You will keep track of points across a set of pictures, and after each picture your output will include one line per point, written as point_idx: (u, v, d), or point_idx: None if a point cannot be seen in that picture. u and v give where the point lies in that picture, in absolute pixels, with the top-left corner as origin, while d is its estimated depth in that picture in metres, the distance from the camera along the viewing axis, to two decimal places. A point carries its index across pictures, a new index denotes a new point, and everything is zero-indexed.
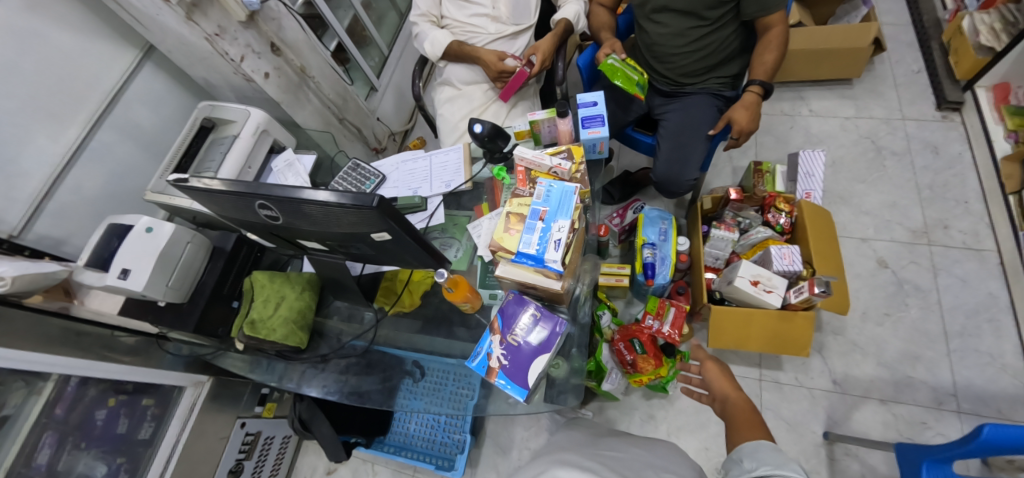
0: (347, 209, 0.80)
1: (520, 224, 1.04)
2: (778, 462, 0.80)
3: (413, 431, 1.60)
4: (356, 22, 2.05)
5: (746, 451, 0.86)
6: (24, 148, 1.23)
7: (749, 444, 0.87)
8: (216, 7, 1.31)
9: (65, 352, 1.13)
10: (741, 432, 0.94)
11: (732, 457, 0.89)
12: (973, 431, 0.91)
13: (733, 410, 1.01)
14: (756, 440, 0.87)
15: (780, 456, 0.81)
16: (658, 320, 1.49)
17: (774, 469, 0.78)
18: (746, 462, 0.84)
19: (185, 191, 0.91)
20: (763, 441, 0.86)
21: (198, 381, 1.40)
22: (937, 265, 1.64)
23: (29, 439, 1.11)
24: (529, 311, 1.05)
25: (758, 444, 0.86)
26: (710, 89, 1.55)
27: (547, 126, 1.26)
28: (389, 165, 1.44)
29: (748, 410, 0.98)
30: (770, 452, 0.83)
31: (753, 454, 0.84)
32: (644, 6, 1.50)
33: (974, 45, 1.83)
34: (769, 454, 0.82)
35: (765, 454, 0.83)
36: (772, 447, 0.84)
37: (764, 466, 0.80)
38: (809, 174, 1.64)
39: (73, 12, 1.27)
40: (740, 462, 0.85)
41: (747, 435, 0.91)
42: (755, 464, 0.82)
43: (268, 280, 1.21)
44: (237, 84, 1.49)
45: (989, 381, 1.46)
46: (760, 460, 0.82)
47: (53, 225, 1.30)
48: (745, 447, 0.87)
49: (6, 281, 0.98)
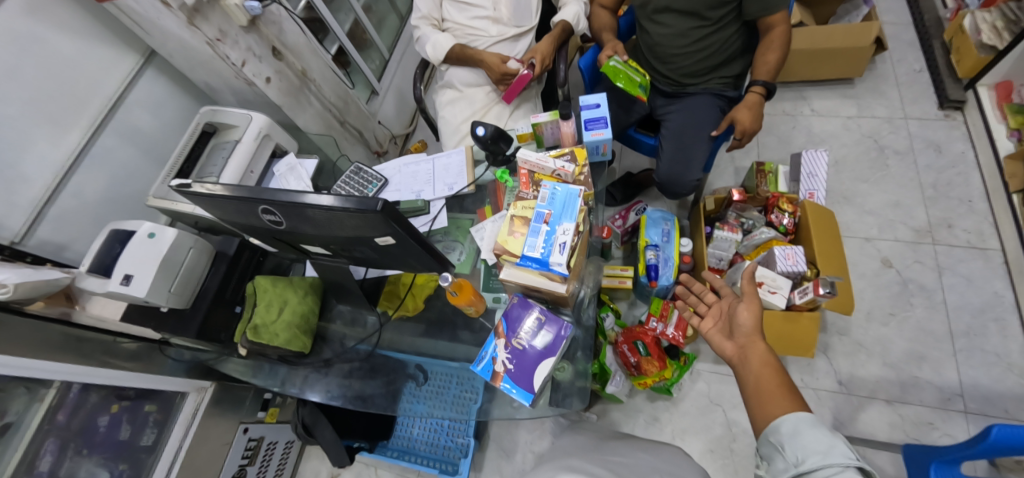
0: (351, 213, 0.80)
1: (525, 227, 1.03)
2: (826, 448, 0.73)
3: (416, 435, 1.59)
4: (357, 25, 2.05)
5: (786, 434, 0.78)
6: (24, 154, 1.22)
7: (785, 421, 0.79)
8: (217, 11, 1.31)
9: (67, 358, 1.12)
10: (768, 401, 0.84)
11: (766, 438, 0.81)
12: (981, 432, 0.90)
13: (755, 367, 0.91)
14: (793, 415, 0.79)
15: (824, 434, 0.75)
16: (662, 322, 1.46)
17: (825, 462, 0.72)
18: (787, 448, 0.77)
19: (187, 196, 0.90)
20: (799, 416, 0.79)
21: (201, 387, 1.40)
22: (941, 265, 1.64)
23: (31, 446, 1.10)
24: (534, 314, 1.04)
25: (795, 421, 0.78)
26: (713, 89, 1.54)
27: (550, 128, 1.26)
28: (392, 168, 1.44)
29: (773, 370, 0.89)
30: (810, 430, 0.76)
31: (793, 436, 0.77)
32: (646, 7, 1.51)
33: (976, 44, 1.83)
34: (810, 435, 0.75)
35: (806, 435, 0.76)
36: (811, 423, 0.77)
37: (813, 458, 0.73)
38: (811, 174, 1.64)
39: (73, 17, 1.27)
40: (779, 448, 0.78)
41: (778, 408, 0.82)
42: (798, 451, 0.75)
43: (270, 285, 1.19)
44: (238, 87, 1.49)
45: (995, 381, 1.45)
46: (804, 446, 0.75)
47: (55, 231, 1.30)
48: (780, 425, 0.79)
49: (8, 288, 0.98)
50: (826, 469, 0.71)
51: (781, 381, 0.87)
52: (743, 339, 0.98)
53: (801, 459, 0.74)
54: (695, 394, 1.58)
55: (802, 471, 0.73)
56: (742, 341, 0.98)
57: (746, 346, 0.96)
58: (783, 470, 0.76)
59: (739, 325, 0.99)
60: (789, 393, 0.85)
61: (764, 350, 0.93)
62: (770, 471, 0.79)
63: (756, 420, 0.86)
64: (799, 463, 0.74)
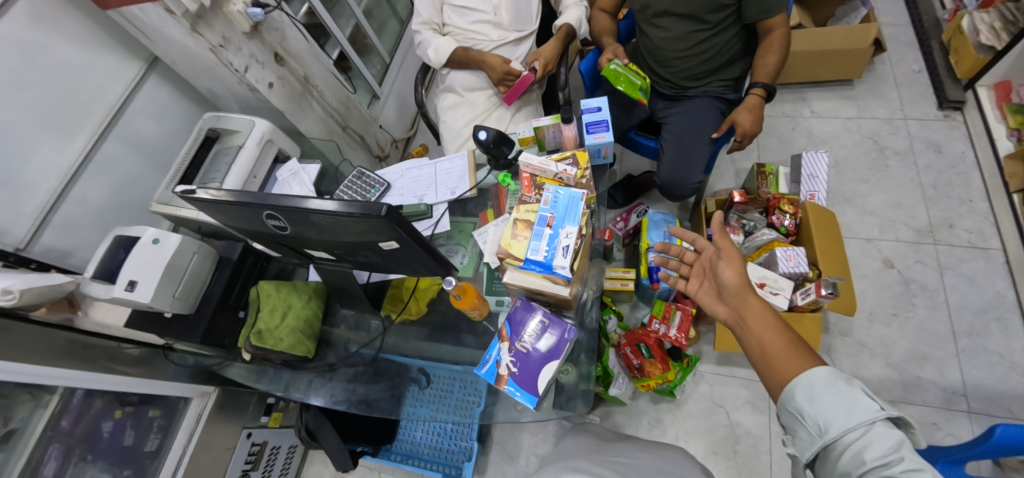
0: (355, 218, 0.80)
1: (528, 230, 1.04)
2: (847, 409, 0.69)
3: (419, 439, 1.59)
4: (358, 30, 2.06)
5: (805, 399, 0.73)
6: (28, 160, 1.23)
7: (801, 386, 0.74)
8: (221, 18, 1.32)
9: (71, 365, 1.12)
10: (779, 366, 0.79)
11: (784, 407, 0.76)
12: (985, 432, 0.91)
13: (756, 330, 0.85)
14: (807, 376, 0.74)
15: (842, 391, 0.70)
16: (665, 324, 1.46)
17: (851, 425, 0.67)
18: (807, 416, 0.72)
19: (192, 202, 0.91)
20: (813, 375, 0.73)
21: (204, 392, 1.40)
22: (943, 265, 1.64)
23: (35, 453, 1.10)
24: (537, 317, 1.04)
25: (809, 383, 0.73)
26: (713, 92, 1.55)
27: (552, 132, 1.27)
28: (395, 172, 1.44)
29: (775, 327, 0.83)
30: (827, 390, 0.71)
31: (810, 400, 0.72)
32: (645, 10, 1.50)
33: (974, 45, 1.84)
34: (828, 395, 0.71)
35: (824, 396, 0.71)
36: (825, 382, 0.72)
37: (837, 424, 0.68)
38: (812, 176, 1.64)
39: (77, 25, 1.28)
40: (798, 417, 0.73)
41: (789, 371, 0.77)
42: (820, 417, 0.70)
43: (274, 290, 1.20)
44: (241, 93, 1.50)
45: (998, 381, 1.45)
46: (825, 410, 0.70)
47: (59, 238, 1.30)
48: (795, 391, 0.74)
49: (13, 295, 0.98)
50: (854, 433, 0.67)
51: (787, 339, 0.81)
52: (736, 300, 0.91)
53: (825, 427, 0.69)
54: (698, 396, 1.58)
55: (830, 440, 0.68)
56: (733, 301, 0.92)
57: (740, 306, 0.90)
58: (809, 441, 0.71)
59: (725, 285, 0.93)
60: (799, 351, 0.79)
61: (758, 306, 0.87)
62: (794, 442, 0.74)
63: (771, 388, 0.80)
64: (823, 431, 0.70)
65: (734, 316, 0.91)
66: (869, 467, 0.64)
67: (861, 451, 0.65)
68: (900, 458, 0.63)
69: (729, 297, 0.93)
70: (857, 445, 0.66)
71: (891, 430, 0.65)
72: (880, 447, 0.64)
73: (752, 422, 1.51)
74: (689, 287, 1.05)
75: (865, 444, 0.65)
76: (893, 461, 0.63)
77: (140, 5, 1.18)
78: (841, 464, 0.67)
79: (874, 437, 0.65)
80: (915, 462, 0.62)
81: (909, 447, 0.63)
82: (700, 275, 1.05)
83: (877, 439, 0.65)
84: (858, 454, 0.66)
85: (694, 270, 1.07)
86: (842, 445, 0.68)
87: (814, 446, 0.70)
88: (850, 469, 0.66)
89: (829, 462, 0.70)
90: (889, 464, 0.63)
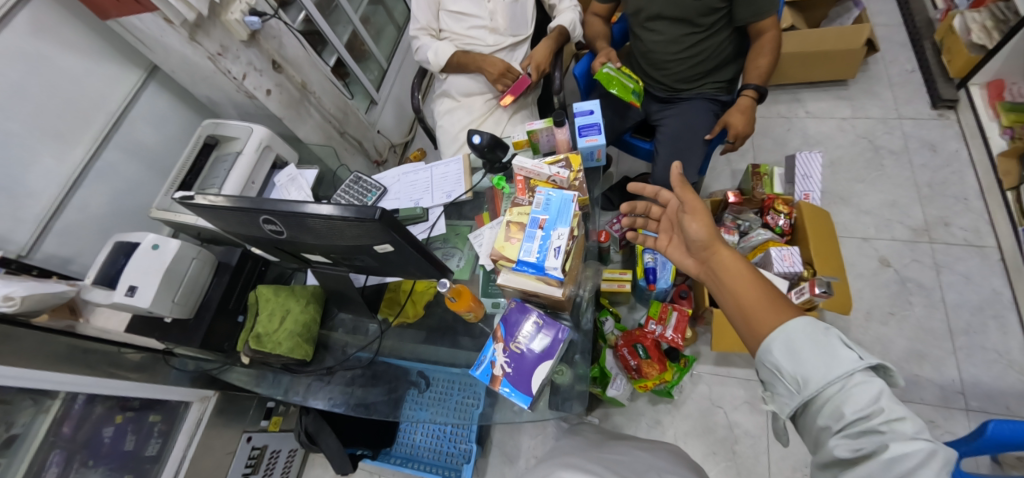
0: (350, 222, 0.81)
1: (521, 232, 1.05)
2: (826, 362, 0.68)
3: (419, 442, 1.60)
4: (356, 37, 2.08)
5: (781, 349, 0.72)
6: (30, 169, 1.25)
7: (777, 341, 0.73)
8: (218, 27, 1.34)
9: (72, 370, 1.14)
10: (754, 315, 0.80)
11: (762, 363, 0.75)
12: (979, 428, 0.91)
13: (729, 282, 0.86)
14: (783, 330, 0.73)
15: (819, 343, 0.70)
16: (661, 325, 1.48)
17: (830, 379, 0.67)
18: (786, 372, 0.71)
19: (190, 208, 0.92)
20: (790, 329, 0.73)
21: (204, 396, 1.41)
22: (939, 263, 1.64)
23: (36, 458, 1.11)
24: (532, 318, 1.06)
25: (786, 338, 0.73)
26: (706, 93, 1.56)
27: (545, 135, 1.28)
28: (391, 177, 1.46)
29: (746, 276, 0.84)
30: (804, 344, 0.70)
31: (788, 355, 0.72)
32: (638, 14, 1.52)
33: (966, 44, 1.85)
34: (806, 349, 0.70)
35: (801, 350, 0.70)
36: (803, 336, 0.71)
37: (816, 379, 0.68)
38: (806, 176, 1.66)
39: (78, 36, 1.31)
40: (777, 373, 0.72)
41: (764, 321, 0.78)
42: (798, 373, 0.70)
43: (273, 294, 1.22)
44: (239, 101, 1.52)
45: (996, 378, 1.45)
46: (803, 364, 0.70)
47: (60, 245, 1.32)
48: (773, 347, 0.73)
49: (15, 301, 1.00)
50: (834, 387, 0.67)
51: (759, 288, 0.82)
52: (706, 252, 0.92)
53: (804, 383, 0.69)
54: (696, 397, 1.59)
55: (809, 394, 0.68)
56: (703, 254, 0.93)
57: (710, 258, 0.91)
58: (788, 397, 0.71)
59: (692, 240, 0.94)
60: (772, 298, 0.79)
61: (729, 258, 0.88)
62: (774, 398, 0.74)
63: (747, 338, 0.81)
64: (802, 387, 0.69)
65: (706, 269, 0.93)
66: (849, 420, 0.64)
67: (841, 405, 0.66)
68: (879, 410, 0.63)
69: (698, 250, 0.94)
70: (837, 398, 0.66)
71: (870, 380, 0.65)
72: (859, 400, 0.64)
73: (750, 422, 1.52)
74: (659, 244, 1.06)
75: (845, 397, 0.65)
76: (873, 413, 0.63)
77: (139, 15, 1.20)
78: (820, 417, 0.68)
79: (853, 389, 0.65)
80: (893, 411, 0.63)
81: (887, 397, 0.64)
82: (670, 231, 1.05)
83: (856, 392, 0.65)
84: (837, 408, 0.66)
85: (663, 225, 1.08)
86: (822, 399, 0.68)
87: (794, 402, 0.70)
88: (830, 423, 0.66)
89: (809, 414, 0.70)
90: (868, 416, 0.64)
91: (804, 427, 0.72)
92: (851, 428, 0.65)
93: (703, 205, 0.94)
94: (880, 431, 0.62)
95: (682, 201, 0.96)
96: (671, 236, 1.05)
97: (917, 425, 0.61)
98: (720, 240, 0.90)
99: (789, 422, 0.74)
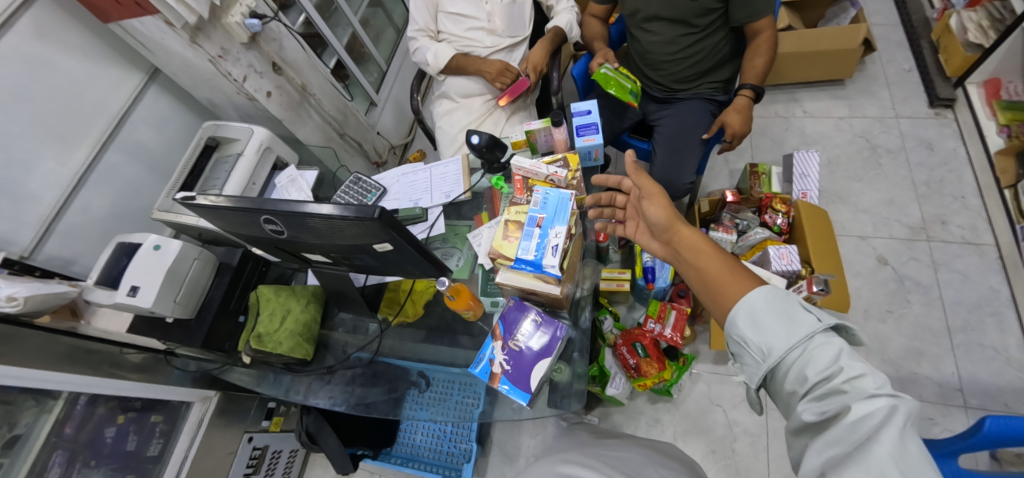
0: (350, 222, 0.82)
1: (519, 231, 1.06)
2: (787, 327, 0.70)
3: (419, 442, 1.61)
4: (355, 39, 2.10)
5: (745, 321, 0.74)
6: (33, 172, 1.26)
7: (741, 313, 0.75)
8: (219, 29, 1.35)
9: (75, 370, 1.14)
10: (720, 291, 0.81)
11: (729, 336, 0.76)
12: (975, 424, 0.90)
13: (692, 260, 0.88)
14: (745, 302, 0.75)
15: (780, 310, 0.71)
16: (660, 324, 1.48)
17: (792, 344, 0.69)
18: (751, 342, 0.73)
19: (192, 208, 0.93)
20: (751, 300, 0.74)
21: (206, 396, 1.42)
22: (937, 261, 1.65)
23: (39, 458, 1.12)
24: (530, 316, 1.07)
25: (748, 309, 0.74)
26: (703, 94, 1.57)
27: (543, 135, 1.30)
28: (390, 178, 1.47)
29: (708, 253, 0.86)
30: (765, 312, 0.72)
31: (752, 325, 0.73)
32: (635, 15, 1.53)
33: (963, 43, 1.86)
34: (767, 318, 0.72)
35: (763, 319, 0.72)
36: (764, 304, 0.73)
37: (779, 346, 0.69)
38: (804, 175, 1.68)
39: (80, 39, 1.32)
40: (743, 345, 0.74)
41: (729, 295, 0.79)
42: (762, 341, 0.71)
43: (274, 294, 1.23)
44: (240, 103, 1.53)
45: (994, 375, 1.45)
46: (765, 332, 0.71)
47: (63, 246, 1.33)
48: (736, 319, 0.75)
49: (18, 301, 1.01)
50: (796, 351, 0.68)
51: (721, 261, 0.84)
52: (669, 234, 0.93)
53: (768, 351, 0.70)
54: (696, 395, 1.59)
55: (773, 362, 0.69)
56: (665, 236, 0.94)
57: (673, 240, 0.92)
58: (755, 366, 0.73)
59: (654, 223, 0.95)
60: (733, 271, 0.81)
61: (689, 237, 0.89)
62: (743, 369, 0.75)
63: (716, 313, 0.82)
64: (767, 355, 0.71)
65: (671, 250, 0.94)
66: (813, 383, 0.66)
67: (804, 369, 0.67)
68: (839, 369, 0.64)
69: (661, 232, 0.95)
70: (800, 362, 0.68)
71: (830, 340, 0.67)
72: (821, 361, 0.66)
73: (749, 420, 1.52)
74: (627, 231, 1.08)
75: (807, 360, 0.67)
76: (834, 372, 0.65)
77: (140, 18, 1.22)
78: (787, 383, 0.69)
79: (815, 351, 0.67)
80: (853, 369, 0.64)
81: (846, 355, 0.65)
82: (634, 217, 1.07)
83: (817, 354, 0.67)
84: (801, 372, 0.67)
85: (627, 212, 1.09)
86: (787, 365, 0.69)
87: (761, 371, 0.72)
88: (797, 387, 0.68)
89: (777, 381, 0.72)
90: (830, 375, 0.65)
91: (774, 394, 0.73)
92: (815, 390, 0.66)
93: (660, 188, 0.95)
94: (842, 390, 0.63)
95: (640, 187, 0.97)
96: (636, 222, 1.06)
97: (878, 380, 0.62)
98: (679, 220, 0.91)
99: (760, 391, 0.75)
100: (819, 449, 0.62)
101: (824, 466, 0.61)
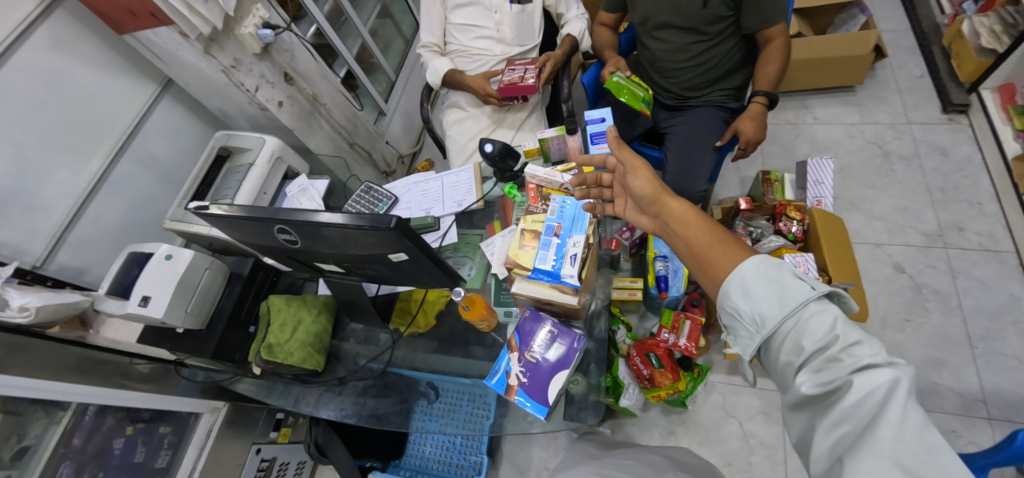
0: (364, 231, 0.81)
1: (535, 240, 1.06)
2: (779, 296, 0.68)
3: (429, 454, 1.57)
4: (365, 50, 2.11)
5: (738, 291, 0.72)
6: (45, 182, 1.26)
7: (733, 284, 0.73)
8: (232, 40, 1.36)
9: (85, 381, 1.13)
10: (714, 264, 0.78)
11: (722, 307, 0.75)
12: (1006, 439, 0.91)
13: (681, 232, 0.86)
14: (736, 273, 0.73)
15: (771, 280, 0.69)
16: (674, 333, 1.47)
17: (785, 313, 0.67)
18: (744, 313, 0.71)
19: (205, 218, 0.92)
20: (742, 271, 0.73)
21: (215, 407, 1.39)
22: (954, 268, 1.62)
23: (47, 470, 1.10)
24: (547, 327, 1.05)
25: (740, 280, 0.72)
26: (714, 101, 1.56)
27: (556, 143, 1.31)
28: (402, 186, 1.47)
29: (700, 226, 0.83)
30: (758, 282, 0.70)
31: (743, 295, 0.71)
32: (645, 23, 1.54)
33: (975, 48, 1.84)
34: (759, 287, 0.70)
35: (755, 289, 0.70)
36: (756, 275, 0.71)
37: (772, 315, 0.68)
38: (818, 182, 1.64)
39: (94, 50, 1.33)
40: (736, 316, 0.72)
41: (722, 268, 0.76)
42: (755, 311, 0.70)
43: (285, 304, 1.22)
44: (252, 113, 1.54)
45: (1018, 385, 1.42)
46: (758, 302, 0.69)
47: (74, 256, 1.32)
48: (729, 291, 0.73)
49: (30, 311, 1.02)
50: (790, 321, 0.66)
51: (710, 233, 0.82)
52: (657, 208, 0.91)
53: (761, 322, 0.69)
54: (710, 407, 1.56)
55: (766, 329, 0.68)
56: (653, 209, 0.92)
57: (661, 212, 0.91)
58: (749, 338, 0.71)
59: (640, 197, 0.94)
60: (726, 243, 0.78)
61: (677, 208, 0.87)
62: (736, 341, 0.74)
63: (709, 289, 0.80)
64: (761, 326, 0.69)
65: (660, 223, 0.93)
66: (809, 353, 0.63)
67: (799, 339, 0.65)
68: (836, 337, 0.62)
69: (648, 206, 0.94)
70: (794, 332, 0.66)
71: (824, 308, 0.65)
72: (816, 331, 0.64)
73: (766, 432, 1.49)
74: (615, 210, 1.04)
75: (801, 331, 0.65)
76: (831, 342, 0.62)
77: (155, 29, 1.23)
78: (782, 354, 0.67)
79: (809, 321, 0.65)
80: (849, 336, 0.62)
81: (842, 323, 0.63)
82: (621, 194, 1.03)
83: (812, 323, 0.64)
84: (796, 341, 0.65)
85: (615, 191, 1.05)
86: (781, 336, 0.67)
87: (755, 342, 0.70)
88: (792, 359, 0.65)
89: (771, 354, 0.70)
90: (827, 345, 0.63)
91: (769, 366, 0.71)
92: (813, 361, 0.63)
93: (643, 161, 0.93)
94: (839, 360, 0.61)
95: (624, 162, 0.95)
96: (625, 200, 1.02)
97: (874, 348, 0.60)
98: (666, 191, 0.89)
99: (754, 364, 0.73)
100: (826, 430, 0.60)
101: (835, 446, 0.59)
